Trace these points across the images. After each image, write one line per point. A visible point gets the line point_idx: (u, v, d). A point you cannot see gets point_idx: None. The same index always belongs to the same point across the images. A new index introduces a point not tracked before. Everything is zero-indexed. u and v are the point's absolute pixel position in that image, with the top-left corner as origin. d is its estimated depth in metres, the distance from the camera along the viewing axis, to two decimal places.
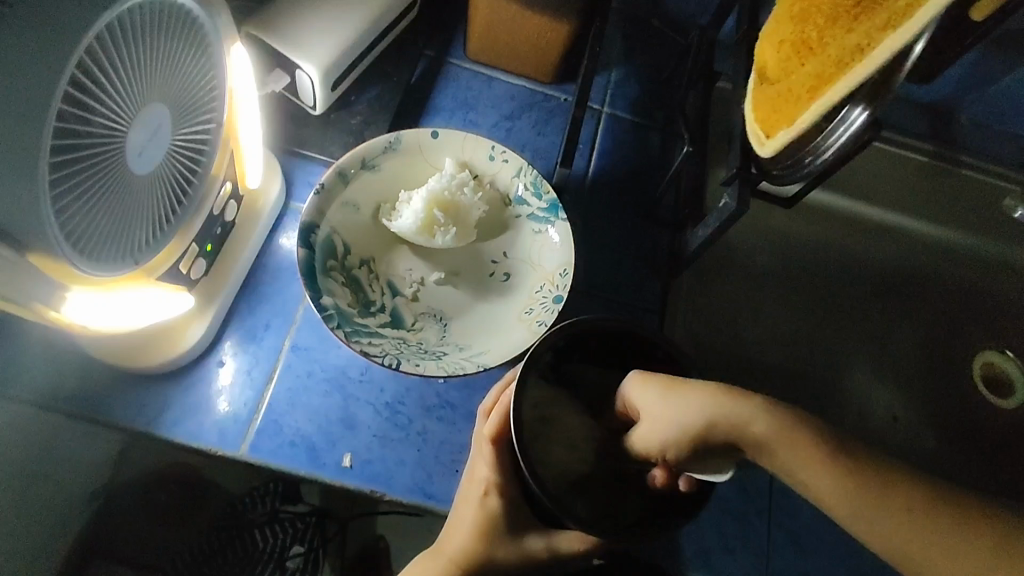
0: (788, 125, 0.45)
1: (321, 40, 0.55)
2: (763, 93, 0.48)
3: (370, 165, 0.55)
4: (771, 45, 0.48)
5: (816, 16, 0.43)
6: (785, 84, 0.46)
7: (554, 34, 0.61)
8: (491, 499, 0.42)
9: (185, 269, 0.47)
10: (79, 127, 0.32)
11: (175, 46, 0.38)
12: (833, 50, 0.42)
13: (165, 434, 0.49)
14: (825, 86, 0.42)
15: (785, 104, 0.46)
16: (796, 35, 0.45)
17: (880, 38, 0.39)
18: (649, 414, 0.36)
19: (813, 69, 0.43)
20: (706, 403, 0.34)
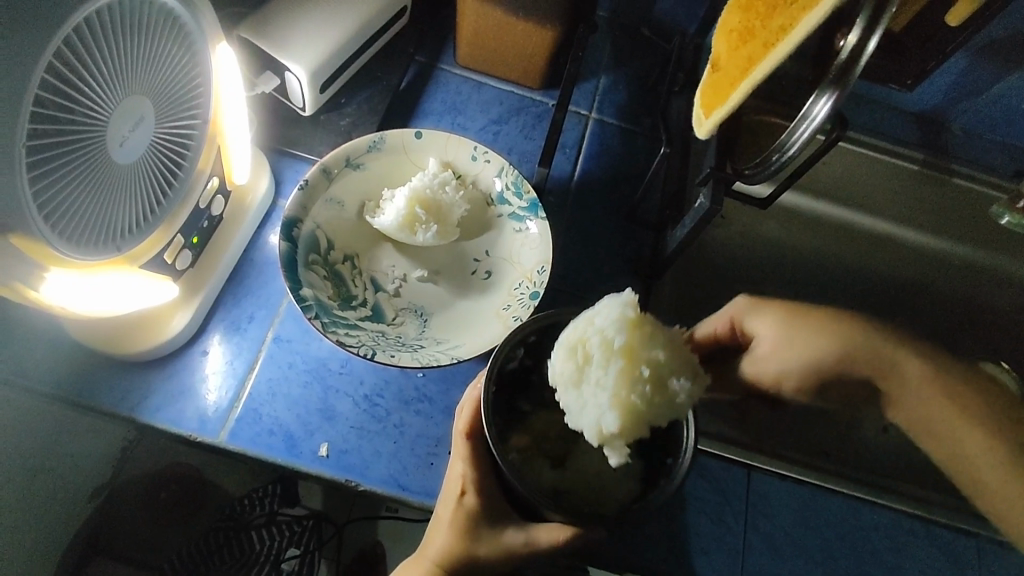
0: (724, 104, 0.46)
1: (309, 44, 0.57)
2: (710, 78, 0.49)
3: (355, 164, 0.56)
4: (723, 35, 0.49)
5: (758, 5, 0.44)
6: (727, 68, 0.46)
7: (539, 40, 0.63)
8: (467, 497, 0.42)
9: (169, 260, 0.49)
10: (58, 114, 0.34)
11: (159, 43, 0.40)
12: (764, 34, 0.42)
13: (147, 419, 0.51)
14: (753, 67, 0.43)
15: (724, 87, 0.46)
16: (744, 26, 0.45)
17: (799, 18, 0.39)
18: (764, 337, 0.41)
19: (748, 52, 0.44)
20: (845, 336, 0.39)
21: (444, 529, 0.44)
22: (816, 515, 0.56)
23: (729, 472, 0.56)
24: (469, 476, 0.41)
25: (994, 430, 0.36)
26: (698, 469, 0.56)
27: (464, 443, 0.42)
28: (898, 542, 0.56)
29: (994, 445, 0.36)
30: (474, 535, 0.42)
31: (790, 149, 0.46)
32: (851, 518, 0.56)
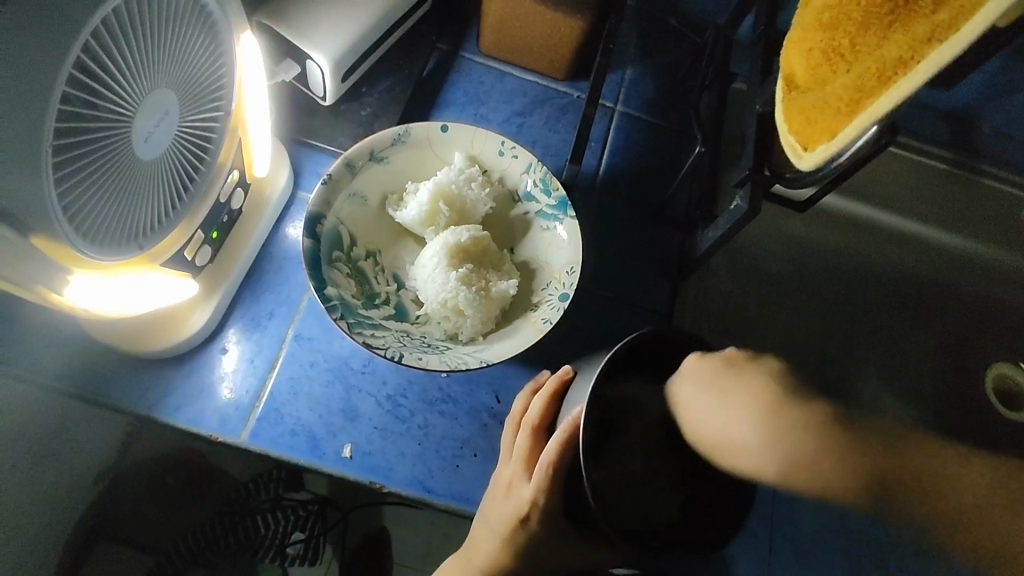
0: (828, 139, 0.44)
1: (332, 30, 0.55)
2: (792, 102, 0.46)
3: (379, 157, 0.54)
4: (798, 52, 0.46)
5: (848, 22, 0.42)
6: (821, 95, 0.44)
7: (568, 29, 0.61)
8: (529, 522, 0.45)
9: (190, 255, 0.47)
10: (85, 110, 0.32)
11: (184, 31, 0.38)
12: (872, 61, 0.40)
13: (167, 419, 0.50)
14: (867, 99, 0.40)
15: (822, 116, 0.43)
16: (837, 46, 0.43)
17: (925, 51, 0.38)
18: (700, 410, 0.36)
19: (849, 81, 0.42)
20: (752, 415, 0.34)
21: (495, 537, 0.48)
22: (839, 522, 0.56)
23: None
24: (542, 505, 0.44)
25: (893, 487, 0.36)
26: None
27: (545, 474, 0.42)
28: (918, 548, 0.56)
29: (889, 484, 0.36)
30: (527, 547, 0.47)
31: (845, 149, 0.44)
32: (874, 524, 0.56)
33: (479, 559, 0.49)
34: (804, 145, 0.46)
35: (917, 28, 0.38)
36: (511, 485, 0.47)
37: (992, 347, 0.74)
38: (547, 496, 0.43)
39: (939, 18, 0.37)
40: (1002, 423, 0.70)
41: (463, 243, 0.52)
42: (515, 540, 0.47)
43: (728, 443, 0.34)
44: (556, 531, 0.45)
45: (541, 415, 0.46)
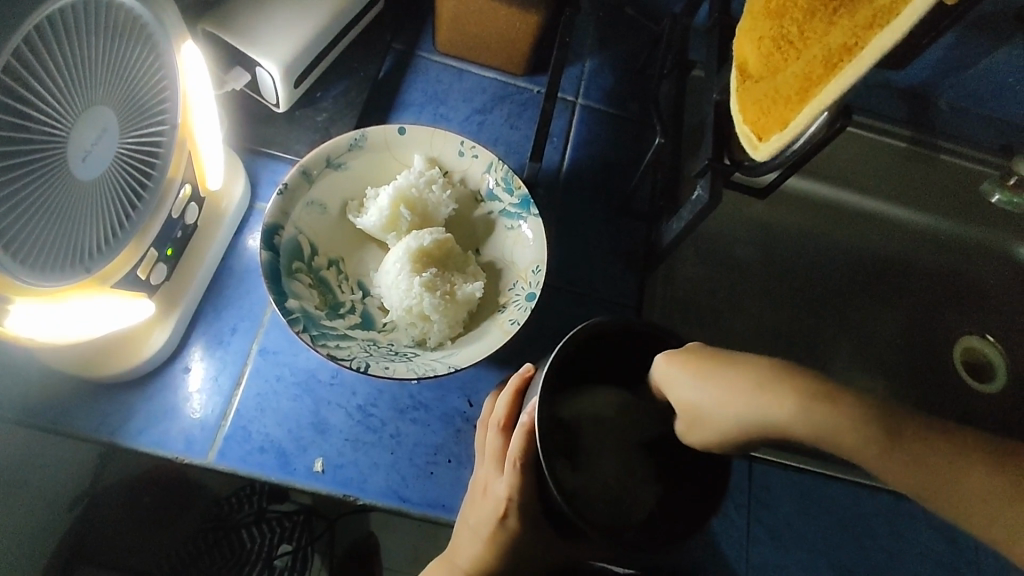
0: (781, 129, 0.44)
1: (281, 36, 0.54)
2: (747, 92, 0.46)
3: (336, 164, 0.53)
4: (749, 40, 0.46)
5: (795, 9, 0.42)
6: (773, 84, 0.44)
7: (523, 24, 0.60)
8: (509, 521, 0.44)
9: (143, 275, 0.46)
10: (15, 133, 0.31)
11: (118, 45, 0.36)
12: (819, 48, 0.40)
13: (130, 443, 0.48)
14: (814, 87, 0.41)
15: (774, 106, 0.44)
16: (785, 32, 0.43)
17: (868, 37, 0.38)
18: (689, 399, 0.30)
19: (799, 70, 0.42)
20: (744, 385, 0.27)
21: (476, 540, 0.46)
22: (816, 503, 0.56)
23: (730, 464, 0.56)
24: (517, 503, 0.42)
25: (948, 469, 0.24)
26: None
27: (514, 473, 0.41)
28: (894, 524, 0.57)
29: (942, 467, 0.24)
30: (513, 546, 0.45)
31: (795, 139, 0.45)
32: (849, 504, 0.56)
33: (463, 562, 0.47)
34: (760, 136, 0.46)
35: (860, 14, 0.38)
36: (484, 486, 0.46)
37: (958, 321, 0.76)
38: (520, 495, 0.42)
39: (881, 3, 0.37)
40: (971, 396, 0.71)
41: (426, 245, 0.51)
42: (496, 541, 0.45)
43: (711, 415, 0.29)
44: (540, 532, 0.44)
45: (506, 412, 0.45)
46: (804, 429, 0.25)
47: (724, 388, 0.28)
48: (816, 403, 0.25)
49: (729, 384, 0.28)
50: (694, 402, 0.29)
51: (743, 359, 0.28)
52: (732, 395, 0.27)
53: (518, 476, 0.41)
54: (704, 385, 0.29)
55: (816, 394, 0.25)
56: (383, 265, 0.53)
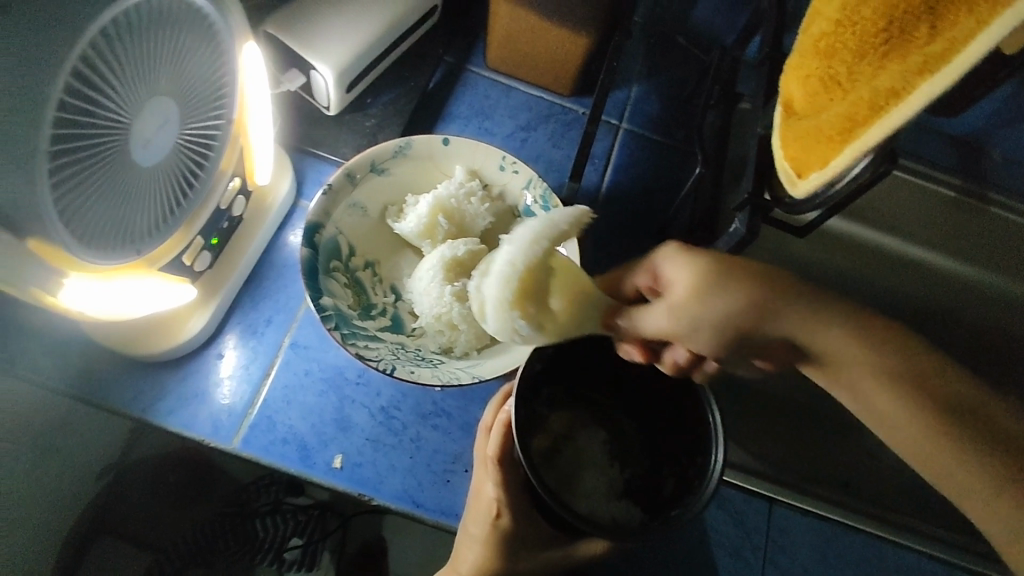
0: (821, 167, 0.43)
1: (338, 41, 0.56)
2: (790, 128, 0.46)
3: (380, 169, 0.54)
4: (795, 80, 0.47)
5: (844, 51, 0.42)
6: (816, 123, 0.44)
7: (574, 46, 0.61)
8: (502, 519, 0.44)
9: (188, 261, 0.48)
10: (83, 117, 0.32)
11: (185, 40, 0.38)
12: (866, 90, 0.40)
13: (161, 422, 0.50)
14: (859, 128, 0.40)
15: (816, 143, 0.43)
16: (828, 72, 0.43)
17: (916, 83, 0.37)
18: (676, 287, 0.38)
19: (843, 110, 0.41)
20: (765, 292, 0.36)
21: (476, 543, 0.46)
22: (837, 552, 0.55)
23: (748, 502, 0.55)
24: (505, 500, 0.43)
25: (937, 428, 0.33)
26: (719, 501, 0.55)
27: (496, 466, 0.43)
28: None
29: (926, 433, 0.34)
30: (510, 552, 0.45)
31: (836, 180, 0.44)
32: (870, 556, 0.55)
33: (463, 568, 0.47)
34: (799, 172, 0.46)
35: (911, 59, 0.37)
36: (478, 487, 0.47)
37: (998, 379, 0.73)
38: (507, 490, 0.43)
39: (932, 50, 0.36)
40: None
41: (460, 254, 0.52)
42: (495, 547, 0.45)
43: (703, 315, 0.36)
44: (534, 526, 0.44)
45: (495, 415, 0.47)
46: (757, 317, 0.36)
47: (833, 327, 0.35)
48: (819, 314, 0.36)
49: (747, 294, 0.36)
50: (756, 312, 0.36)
51: (751, 272, 0.36)
52: (747, 295, 0.36)
53: (500, 471, 0.43)
54: (704, 287, 0.36)
55: (824, 317, 0.36)
56: (417, 271, 0.53)
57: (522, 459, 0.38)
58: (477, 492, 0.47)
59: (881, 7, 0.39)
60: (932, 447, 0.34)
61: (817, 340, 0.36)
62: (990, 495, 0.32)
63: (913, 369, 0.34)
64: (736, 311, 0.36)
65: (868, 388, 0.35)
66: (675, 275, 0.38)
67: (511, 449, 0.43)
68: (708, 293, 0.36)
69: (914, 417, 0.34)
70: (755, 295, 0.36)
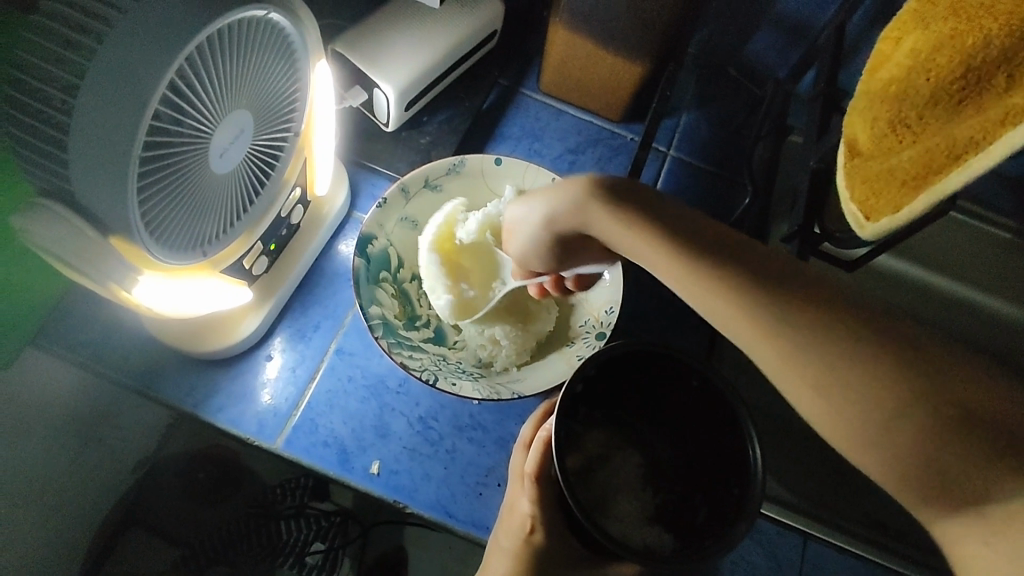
0: (893, 213, 0.40)
1: (401, 62, 0.58)
2: (856, 171, 0.44)
3: (433, 185, 0.56)
4: (861, 121, 0.44)
5: (915, 95, 0.39)
6: (885, 166, 0.41)
7: (627, 73, 0.62)
8: (535, 535, 0.44)
9: (248, 265, 0.50)
10: (172, 126, 0.35)
11: (265, 58, 0.40)
12: (942, 137, 0.37)
13: (209, 417, 0.52)
14: (937, 175, 0.37)
15: (886, 188, 0.40)
16: (897, 115, 0.41)
17: (1000, 134, 0.34)
18: (515, 225, 0.45)
19: (917, 154, 0.39)
20: (551, 199, 0.41)
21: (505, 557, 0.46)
22: None
23: (782, 538, 0.54)
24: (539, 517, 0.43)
25: (882, 388, 0.29)
26: (753, 533, 0.54)
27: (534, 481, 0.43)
28: None
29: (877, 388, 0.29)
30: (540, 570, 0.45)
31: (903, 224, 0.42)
32: None
33: None
34: (867, 215, 0.43)
35: (993, 109, 0.35)
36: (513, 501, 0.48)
37: None
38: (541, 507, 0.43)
39: (1011, 101, 0.34)
40: None
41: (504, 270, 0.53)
42: (524, 562, 0.45)
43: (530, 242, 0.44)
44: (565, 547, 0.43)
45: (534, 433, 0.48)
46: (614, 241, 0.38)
47: (655, 244, 0.35)
48: (685, 244, 0.35)
49: (545, 204, 0.41)
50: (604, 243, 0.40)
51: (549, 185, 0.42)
52: (544, 206, 0.41)
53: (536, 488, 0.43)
54: (532, 209, 0.43)
55: (715, 278, 0.34)
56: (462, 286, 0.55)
57: (560, 477, 0.38)
58: (510, 507, 0.47)
59: (956, 54, 0.37)
60: (842, 405, 0.30)
61: (685, 288, 0.35)
62: (871, 436, 0.30)
63: (861, 364, 0.30)
64: (545, 229, 0.42)
65: (805, 366, 0.31)
66: (513, 216, 0.46)
67: (550, 467, 0.43)
68: (535, 204, 0.43)
69: (895, 427, 0.29)
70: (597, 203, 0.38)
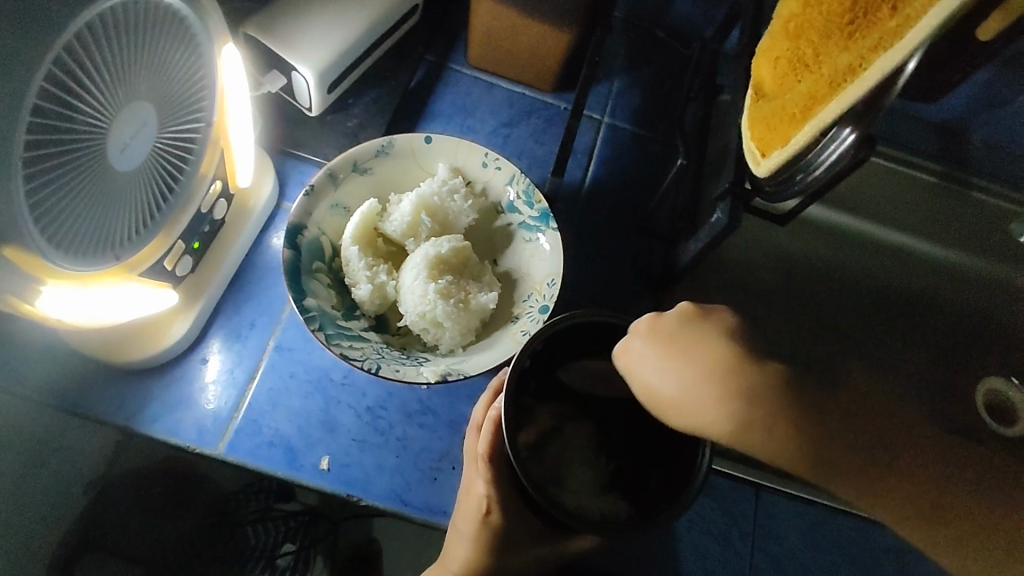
0: (783, 145, 0.44)
1: (317, 42, 0.56)
2: (759, 111, 0.47)
3: (362, 169, 0.54)
4: (767, 62, 0.47)
5: (811, 33, 0.43)
6: (781, 101, 0.44)
7: (554, 41, 0.61)
8: (492, 516, 0.44)
9: (169, 266, 0.47)
10: (60, 122, 0.32)
11: (163, 44, 0.38)
12: (827, 69, 0.40)
13: (145, 429, 0.50)
14: (818, 105, 0.41)
15: (781, 123, 0.44)
16: (792, 51, 0.44)
17: (872, 58, 0.37)
18: (637, 391, 0.33)
19: (807, 88, 0.42)
20: (699, 377, 0.30)
21: (465, 540, 0.46)
22: (822, 537, 0.55)
23: (737, 490, 0.55)
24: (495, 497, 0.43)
25: (867, 481, 0.30)
26: (708, 490, 0.55)
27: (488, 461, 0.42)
28: (899, 561, 0.56)
29: (847, 475, 0.30)
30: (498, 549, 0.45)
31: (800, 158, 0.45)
32: (858, 538, 0.56)
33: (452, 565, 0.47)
34: (763, 151, 0.46)
35: (868, 37, 0.38)
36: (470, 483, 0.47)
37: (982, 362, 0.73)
38: (496, 487, 0.42)
39: (890, 27, 0.37)
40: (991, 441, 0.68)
41: (441, 251, 0.52)
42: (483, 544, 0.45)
43: (660, 404, 0.32)
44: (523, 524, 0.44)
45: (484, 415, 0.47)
46: (726, 424, 0.30)
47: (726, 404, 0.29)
48: (735, 393, 0.29)
49: (687, 366, 0.31)
50: (735, 392, 0.29)
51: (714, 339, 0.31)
52: (685, 384, 0.31)
53: (491, 470, 0.42)
54: (668, 374, 0.31)
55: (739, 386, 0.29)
56: (401, 271, 0.53)
57: (513, 460, 0.37)
58: (467, 491, 0.46)
59: None
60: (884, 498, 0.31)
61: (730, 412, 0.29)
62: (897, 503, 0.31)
63: (844, 463, 0.30)
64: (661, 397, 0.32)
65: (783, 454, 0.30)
66: (637, 376, 0.33)
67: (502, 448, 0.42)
68: (662, 381, 0.32)
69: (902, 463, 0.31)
70: (733, 397, 0.29)
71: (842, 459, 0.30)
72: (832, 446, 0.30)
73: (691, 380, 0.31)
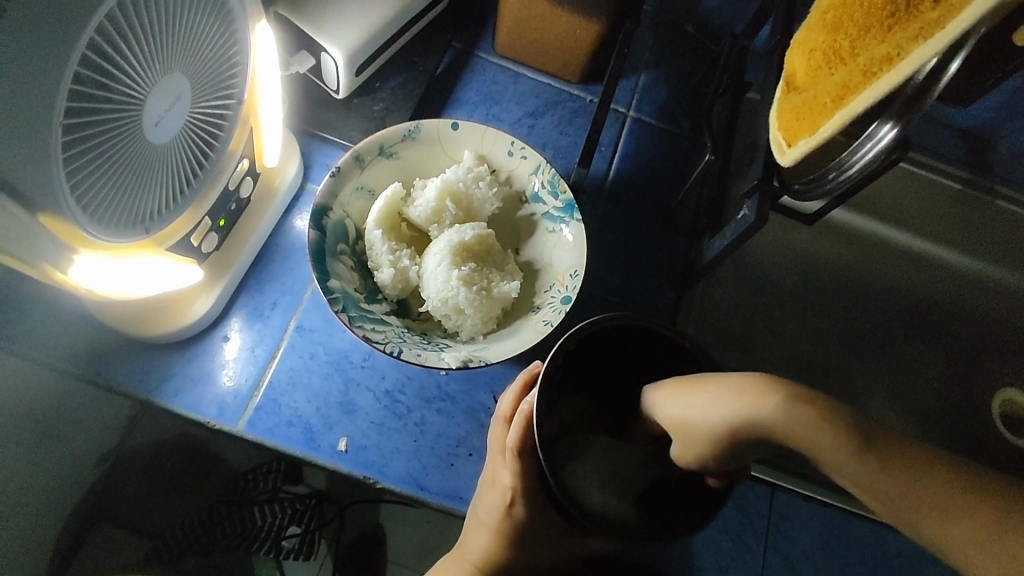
0: (810, 134, 0.44)
1: (347, 25, 0.56)
2: (787, 101, 0.47)
3: (389, 153, 0.54)
4: (801, 53, 0.46)
5: (849, 25, 0.41)
6: (811, 92, 0.44)
7: (583, 32, 0.60)
8: (515, 509, 0.44)
9: (196, 242, 0.48)
10: (96, 92, 0.32)
11: (200, 18, 0.38)
12: (862, 60, 0.40)
13: (166, 403, 0.50)
14: (849, 95, 0.40)
15: (809, 113, 0.44)
16: (827, 43, 0.43)
17: (909, 49, 0.37)
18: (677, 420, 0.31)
19: (840, 78, 0.41)
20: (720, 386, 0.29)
21: (484, 530, 0.47)
22: (835, 540, 0.55)
23: (752, 490, 0.55)
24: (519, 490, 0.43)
25: (922, 492, 0.23)
26: None
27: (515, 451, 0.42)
28: (912, 566, 0.56)
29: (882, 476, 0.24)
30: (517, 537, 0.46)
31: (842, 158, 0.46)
32: (872, 543, 0.56)
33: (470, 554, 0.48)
34: (789, 141, 0.46)
35: (909, 27, 0.37)
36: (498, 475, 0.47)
37: (1000, 372, 0.73)
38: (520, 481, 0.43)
39: (931, 17, 0.36)
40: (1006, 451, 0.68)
41: (465, 238, 0.52)
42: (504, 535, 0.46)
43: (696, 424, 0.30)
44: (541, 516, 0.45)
45: (511, 407, 0.47)
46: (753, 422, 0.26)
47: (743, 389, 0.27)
48: (754, 387, 0.27)
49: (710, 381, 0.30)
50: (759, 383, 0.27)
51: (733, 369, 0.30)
52: (710, 391, 0.29)
53: (518, 464, 0.42)
54: (703, 391, 0.30)
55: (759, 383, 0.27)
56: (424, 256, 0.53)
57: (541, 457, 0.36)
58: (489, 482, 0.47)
59: None
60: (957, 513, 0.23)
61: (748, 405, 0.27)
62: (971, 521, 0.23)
63: (882, 458, 0.24)
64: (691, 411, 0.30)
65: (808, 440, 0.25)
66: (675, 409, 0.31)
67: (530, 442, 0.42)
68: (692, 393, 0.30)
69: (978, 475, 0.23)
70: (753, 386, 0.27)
71: (888, 452, 0.24)
72: (873, 436, 0.24)
73: (715, 384, 0.29)
